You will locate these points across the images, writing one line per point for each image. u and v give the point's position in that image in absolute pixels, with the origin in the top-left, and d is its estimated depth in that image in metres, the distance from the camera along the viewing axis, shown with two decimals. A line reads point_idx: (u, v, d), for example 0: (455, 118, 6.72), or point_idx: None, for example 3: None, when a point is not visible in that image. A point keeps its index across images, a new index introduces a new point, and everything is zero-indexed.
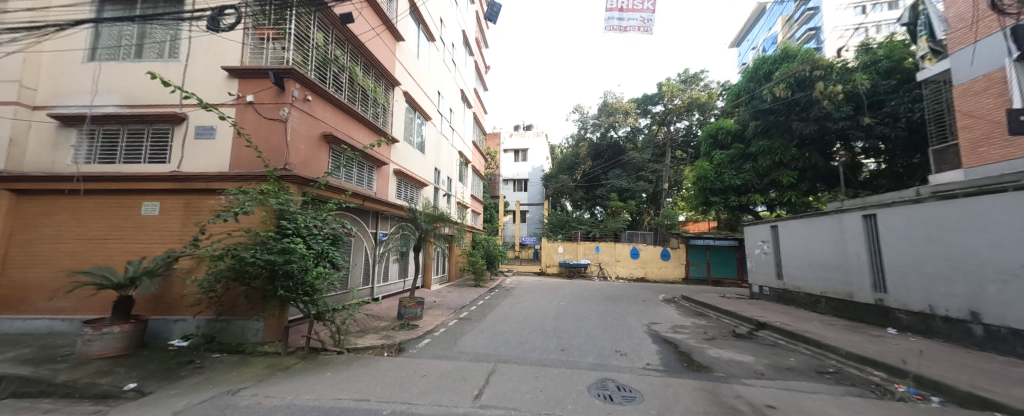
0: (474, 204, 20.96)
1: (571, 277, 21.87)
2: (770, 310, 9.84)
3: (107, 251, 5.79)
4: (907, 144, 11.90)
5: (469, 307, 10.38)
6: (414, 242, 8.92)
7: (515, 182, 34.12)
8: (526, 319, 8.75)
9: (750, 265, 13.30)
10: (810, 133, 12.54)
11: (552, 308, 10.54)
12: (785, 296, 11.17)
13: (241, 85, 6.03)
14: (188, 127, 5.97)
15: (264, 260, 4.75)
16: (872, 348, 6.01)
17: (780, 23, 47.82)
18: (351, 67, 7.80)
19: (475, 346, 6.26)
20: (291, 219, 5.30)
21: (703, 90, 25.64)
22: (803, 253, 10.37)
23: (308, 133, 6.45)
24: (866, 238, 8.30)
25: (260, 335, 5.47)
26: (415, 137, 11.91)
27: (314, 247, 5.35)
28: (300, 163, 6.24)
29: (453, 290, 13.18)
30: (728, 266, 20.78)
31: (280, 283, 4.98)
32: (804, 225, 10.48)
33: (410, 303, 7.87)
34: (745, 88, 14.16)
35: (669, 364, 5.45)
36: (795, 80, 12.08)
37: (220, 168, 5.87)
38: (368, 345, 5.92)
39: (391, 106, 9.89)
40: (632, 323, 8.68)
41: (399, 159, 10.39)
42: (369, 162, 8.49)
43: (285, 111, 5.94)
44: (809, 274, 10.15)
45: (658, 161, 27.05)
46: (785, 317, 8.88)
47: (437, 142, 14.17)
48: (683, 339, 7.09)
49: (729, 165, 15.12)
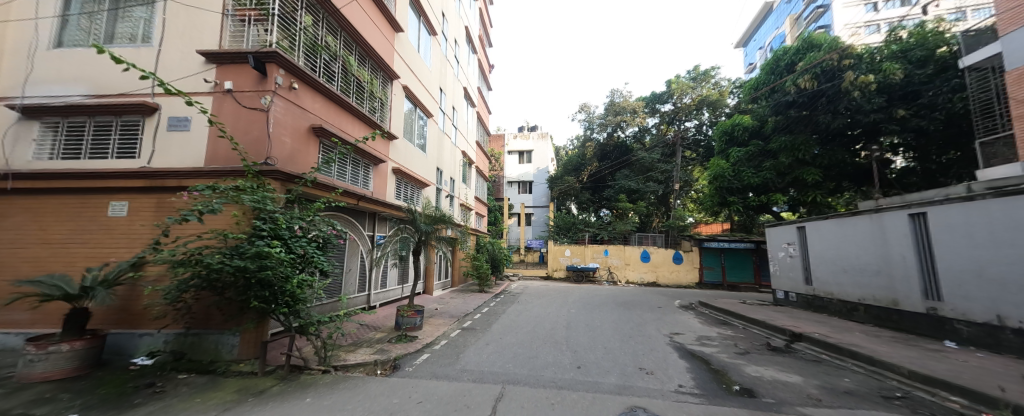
0: (478, 206, 20.30)
1: (579, 281, 21.06)
2: (802, 319, 9.01)
3: (69, 258, 5.16)
4: (945, 139, 11.05)
5: (472, 315, 9.68)
6: (414, 245, 8.26)
7: (520, 184, 33.42)
8: (536, 329, 8.03)
9: (773, 269, 12.48)
10: (837, 128, 11.69)
11: (562, 316, 9.81)
12: (816, 303, 10.33)
13: (218, 70, 5.40)
14: (160, 119, 5.36)
15: (233, 267, 4.07)
16: (939, 366, 5.20)
17: (788, 21, 47.04)
18: (345, 56, 7.19)
19: (479, 362, 5.54)
20: (268, 219, 4.62)
21: (714, 87, 24.80)
22: (836, 256, 9.58)
23: (294, 124, 5.80)
24: (913, 240, 7.50)
25: (236, 352, 4.79)
26: (415, 135, 11.26)
27: (296, 251, 4.67)
28: (286, 158, 5.59)
29: (457, 297, 12.48)
30: (744, 270, 19.83)
31: (254, 293, 4.31)
32: (837, 226, 9.67)
33: (409, 312, 7.17)
34: (764, 81, 13.36)
35: (705, 386, 4.70)
36: (821, 70, 11.26)
37: (194, 162, 5.24)
38: (360, 361, 5.26)
39: (389, 101, 9.28)
40: (651, 333, 7.93)
41: (398, 157, 9.77)
42: (365, 159, 7.86)
43: (267, 99, 5.30)
44: (843, 279, 9.35)
45: (668, 161, 26.23)
46: (822, 327, 8.05)
47: (439, 141, 13.50)
48: (714, 354, 6.32)
49: (747, 163, 14.32)
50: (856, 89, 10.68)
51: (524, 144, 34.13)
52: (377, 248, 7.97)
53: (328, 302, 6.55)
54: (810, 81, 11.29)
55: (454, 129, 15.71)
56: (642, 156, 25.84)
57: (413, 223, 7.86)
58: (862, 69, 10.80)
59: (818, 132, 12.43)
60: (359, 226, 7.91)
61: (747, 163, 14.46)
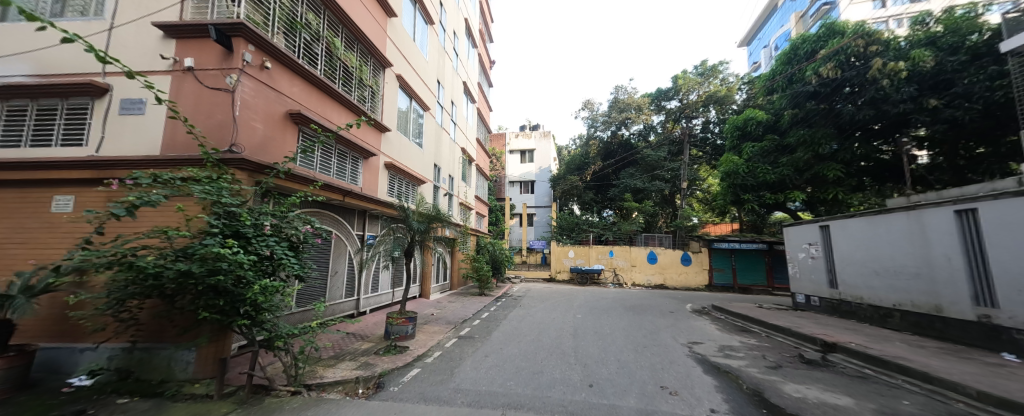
0: (478, 205, 19.59)
1: (584, 284, 20.29)
2: (831, 327, 8.24)
3: (6, 260, 4.49)
4: (979, 132, 10.27)
5: (471, 321, 8.98)
6: (406, 246, 7.55)
7: (521, 184, 32.71)
8: (540, 338, 7.31)
9: (793, 271, 11.73)
10: (862, 119, 10.93)
11: (568, 322, 9.10)
12: (843, 308, 9.58)
13: (179, 46, 4.72)
14: (111, 101, 4.70)
15: (174, 271, 3.36)
16: (1013, 387, 4.46)
17: (793, 19, 46.08)
18: (330, 37, 6.51)
19: (475, 380, 4.80)
20: (226, 213, 3.90)
21: (722, 83, 23.94)
22: (867, 258, 8.86)
23: (267, 109, 5.12)
24: (961, 240, 6.79)
25: (191, 370, 4.09)
26: (410, 128, 10.58)
27: (259, 251, 3.98)
28: (256, 146, 4.89)
29: (455, 301, 11.78)
30: (756, 272, 19.04)
31: (205, 301, 3.62)
32: (867, 224, 8.92)
33: (399, 320, 6.50)
34: (781, 72, 12.63)
35: (743, 411, 3.97)
36: (844, 57, 10.52)
37: (149, 150, 4.56)
38: (338, 378, 4.55)
39: (381, 90, 8.60)
40: (668, 342, 7.19)
41: (391, 151, 9.08)
42: (352, 151, 7.17)
43: (233, 78, 4.61)
44: (875, 283, 8.65)
45: (674, 159, 25.45)
46: (857, 336, 7.29)
47: (436, 136, 12.80)
48: (743, 369, 5.57)
49: (761, 159, 13.58)
50: (884, 77, 9.92)
51: (526, 143, 33.41)
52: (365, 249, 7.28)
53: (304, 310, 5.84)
54: (832, 69, 10.56)
55: (452, 124, 15.00)
56: (648, 154, 25.05)
57: (405, 222, 7.14)
58: (890, 56, 10.06)
59: (841, 125, 11.68)
60: (346, 225, 7.22)
61: (762, 159, 13.70)
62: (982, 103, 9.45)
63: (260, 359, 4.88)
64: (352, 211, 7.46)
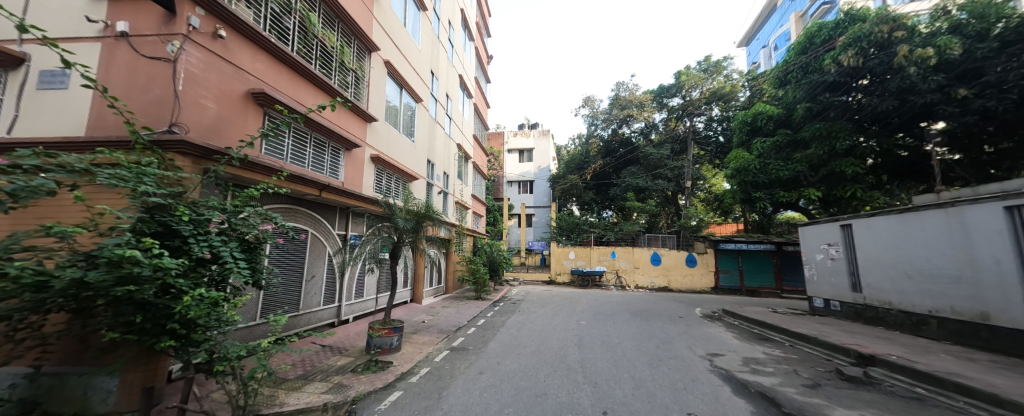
0: (476, 205, 18.88)
1: (585, 286, 19.52)
2: (861, 336, 7.50)
3: None
4: (1010, 125, 9.58)
5: (466, 329, 8.21)
6: (393, 248, 6.71)
7: (520, 184, 31.99)
8: (542, 349, 6.53)
9: (810, 273, 11.01)
10: (885, 111, 10.21)
11: (572, 329, 8.35)
12: (869, 314, 8.86)
13: (112, 8, 3.92)
14: (29, 73, 3.90)
15: (70, 281, 2.49)
16: None
17: (793, 19, 45.52)
18: (304, 10, 5.70)
19: (465, 407, 4.02)
20: (151, 205, 3.05)
21: (726, 80, 23.25)
22: (899, 260, 8.14)
23: (222, 86, 4.30)
24: (1015, 240, 6.07)
25: (112, 403, 3.34)
26: (401, 120, 9.77)
27: (194, 254, 3.15)
28: (206, 129, 4.06)
29: (450, 306, 10.99)
30: (764, 274, 18.35)
31: (110, 320, 2.74)
32: (899, 224, 8.19)
33: (383, 330, 5.72)
34: (796, 62, 11.93)
35: None
36: (867, 44, 9.81)
37: (73, 131, 3.78)
38: (302, 406, 3.74)
39: (367, 76, 7.82)
40: (686, 354, 6.43)
41: (378, 142, 8.29)
42: (331, 140, 6.39)
43: (175, 45, 3.80)
44: (908, 287, 7.92)
45: (677, 158, 24.75)
46: (894, 347, 6.55)
47: (430, 130, 12.01)
48: (778, 388, 4.80)
49: (774, 155, 12.88)
50: (911, 65, 9.22)
51: (525, 142, 32.65)
52: (346, 251, 6.43)
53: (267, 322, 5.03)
54: (854, 57, 9.85)
55: (448, 119, 14.20)
56: (650, 152, 24.34)
57: (390, 220, 6.30)
58: (917, 42, 9.36)
59: (861, 118, 10.97)
60: (323, 224, 6.41)
61: (775, 155, 12.99)
62: (1018, 93, 8.74)
63: (205, 385, 4.16)
64: (330, 207, 6.65)
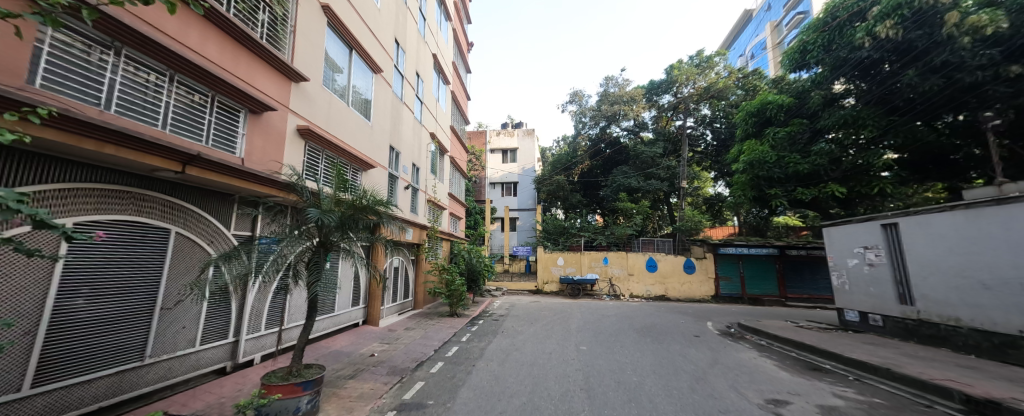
0: (453, 206, 16.78)
1: (576, 296, 17.62)
2: (942, 365, 5.81)
3: None
4: None
5: (431, 364, 6.07)
6: (318, 256, 4.41)
7: (503, 186, 30.04)
8: (536, 402, 4.46)
9: (840, 281, 9.44)
10: (927, 92, 8.79)
11: (572, 361, 6.36)
12: (931, 333, 7.24)
13: None
14: None
15: None
16: None
17: (769, 28, 46.21)
18: None
19: None
20: None
21: (717, 76, 21.86)
22: (970, 265, 6.61)
23: None
24: None
25: None
26: (350, 92, 7.56)
27: None
28: None
29: (415, 327, 8.81)
30: (766, 280, 16.99)
31: None
32: (967, 222, 6.67)
33: (280, 391, 3.52)
34: (817, 39, 10.45)
35: None
36: (910, 12, 8.32)
37: None
38: None
39: (290, 16, 5.62)
40: (739, 403, 4.52)
41: (308, 111, 6.08)
42: (211, 88, 4.19)
43: None
44: (984, 299, 6.39)
45: (668, 157, 23.44)
46: (1008, 386, 4.84)
47: (393, 111, 9.84)
48: None
49: (788, 147, 11.42)
50: (963, 35, 7.81)
51: (508, 141, 30.85)
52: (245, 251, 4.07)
53: (50, 391, 2.90)
54: (893, 27, 8.41)
55: (418, 102, 12.03)
56: (642, 150, 22.89)
57: (310, 216, 4.01)
58: (967, 9, 7.97)
59: (895, 102, 9.55)
60: (200, 221, 4.23)
61: (789, 148, 11.55)
62: None
63: None
64: (219, 193, 4.48)
